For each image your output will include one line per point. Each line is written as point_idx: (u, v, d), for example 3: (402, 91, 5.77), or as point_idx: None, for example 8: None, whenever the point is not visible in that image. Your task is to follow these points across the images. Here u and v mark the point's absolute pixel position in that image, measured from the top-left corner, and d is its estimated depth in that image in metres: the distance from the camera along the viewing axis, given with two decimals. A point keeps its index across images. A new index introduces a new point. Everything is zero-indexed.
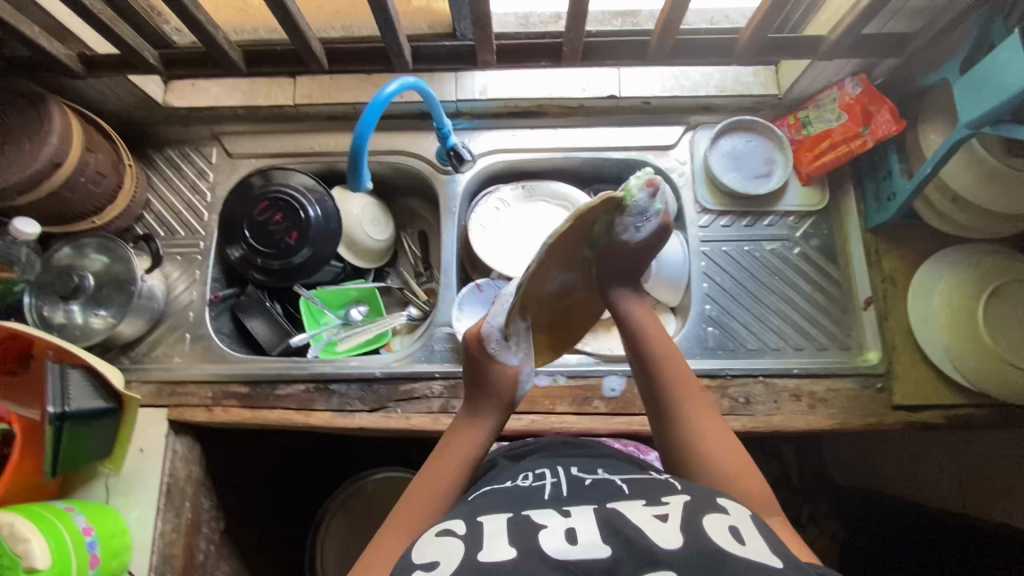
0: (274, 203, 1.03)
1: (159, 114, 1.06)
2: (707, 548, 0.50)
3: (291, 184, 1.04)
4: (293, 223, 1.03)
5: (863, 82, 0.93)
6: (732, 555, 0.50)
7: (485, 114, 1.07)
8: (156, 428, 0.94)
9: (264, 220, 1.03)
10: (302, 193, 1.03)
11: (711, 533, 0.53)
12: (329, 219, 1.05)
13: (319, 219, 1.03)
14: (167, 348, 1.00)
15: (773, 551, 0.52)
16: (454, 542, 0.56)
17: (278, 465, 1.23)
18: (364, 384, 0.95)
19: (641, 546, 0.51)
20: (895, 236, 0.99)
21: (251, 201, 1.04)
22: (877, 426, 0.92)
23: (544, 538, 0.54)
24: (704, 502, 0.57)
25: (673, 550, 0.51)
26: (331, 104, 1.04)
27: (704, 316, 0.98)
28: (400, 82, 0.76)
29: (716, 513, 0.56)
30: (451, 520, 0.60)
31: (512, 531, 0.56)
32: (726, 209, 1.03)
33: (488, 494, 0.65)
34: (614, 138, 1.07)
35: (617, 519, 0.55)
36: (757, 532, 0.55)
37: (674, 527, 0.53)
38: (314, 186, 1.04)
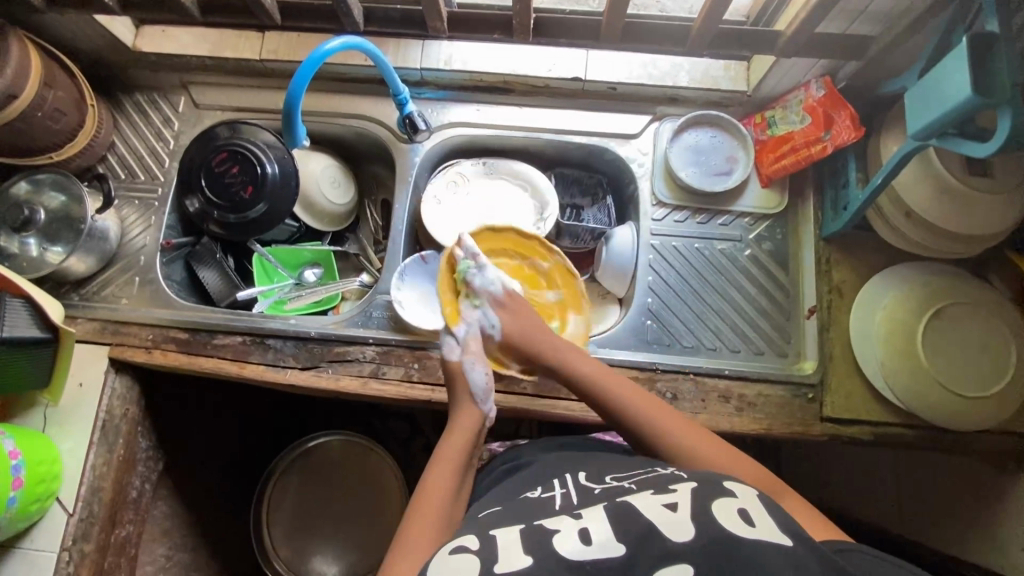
0: (233, 156, 1.03)
1: (128, 57, 1.07)
2: (720, 535, 0.53)
3: (258, 140, 1.04)
4: (249, 177, 1.03)
5: (827, 85, 0.90)
6: (746, 537, 0.53)
7: (450, 86, 1.06)
8: (96, 364, 0.97)
9: (222, 174, 1.04)
10: (262, 150, 1.03)
11: (722, 519, 0.55)
12: (287, 178, 1.05)
13: (276, 176, 1.03)
14: (116, 290, 1.02)
15: (782, 526, 0.55)
16: (468, 556, 0.57)
17: (226, 415, 1.25)
18: (299, 342, 0.96)
19: (656, 542, 0.54)
20: (848, 246, 0.97)
21: (212, 153, 1.04)
22: (804, 435, 0.90)
23: (558, 543, 0.56)
24: (711, 489, 0.60)
25: (686, 542, 0.53)
26: (296, 61, 1.04)
27: (645, 309, 0.98)
28: (343, 41, 0.77)
29: (724, 497, 0.58)
30: (464, 536, 0.62)
31: (525, 539, 0.58)
32: (681, 204, 1.02)
33: (502, 509, 0.68)
34: (577, 122, 1.06)
35: (628, 517, 0.57)
36: (765, 509, 0.57)
37: (685, 518, 0.56)
38: (274, 144, 1.04)
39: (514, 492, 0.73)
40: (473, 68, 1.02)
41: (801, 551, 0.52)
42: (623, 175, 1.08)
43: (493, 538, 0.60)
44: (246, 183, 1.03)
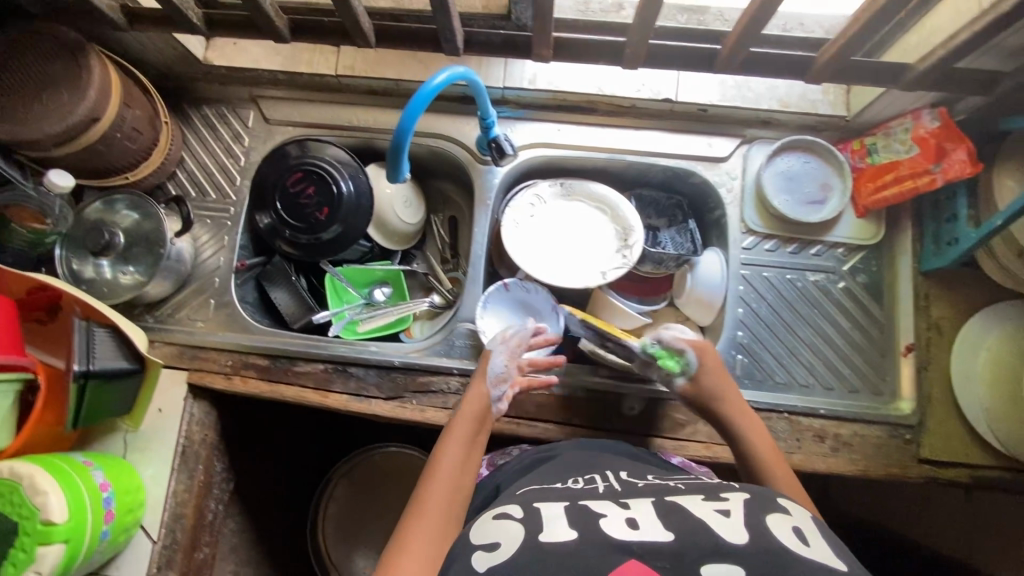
0: (307, 176, 1.00)
1: (198, 70, 1.04)
2: (774, 546, 0.54)
3: (335, 158, 1.01)
4: (322, 194, 1.00)
5: (942, 116, 0.86)
6: (800, 555, 0.53)
7: (531, 105, 1.03)
8: (176, 391, 0.95)
9: (298, 194, 1.01)
10: (334, 167, 1.00)
11: (773, 530, 0.56)
12: (362, 196, 1.02)
13: (351, 195, 1.00)
14: (191, 312, 1.00)
15: (839, 556, 0.55)
16: (512, 523, 0.61)
17: (289, 430, 1.25)
18: (381, 371, 0.94)
19: (706, 541, 0.55)
20: (949, 282, 0.93)
21: (290, 173, 1.01)
22: (900, 477, 0.89)
23: (605, 525, 0.58)
24: (764, 501, 0.60)
25: (741, 545, 0.54)
26: (373, 78, 1.00)
27: (735, 343, 0.95)
28: (449, 74, 0.75)
29: (778, 513, 0.59)
30: (507, 505, 0.65)
31: (571, 515, 0.61)
32: (773, 233, 0.98)
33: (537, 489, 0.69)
34: (663, 144, 1.02)
35: (678, 515, 0.59)
36: (821, 535, 0.57)
37: (737, 523, 0.57)
38: (347, 161, 1.01)
39: (552, 472, 0.75)
40: (560, 88, 0.99)
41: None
42: (708, 199, 1.04)
43: (537, 510, 0.63)
44: (321, 203, 1.00)
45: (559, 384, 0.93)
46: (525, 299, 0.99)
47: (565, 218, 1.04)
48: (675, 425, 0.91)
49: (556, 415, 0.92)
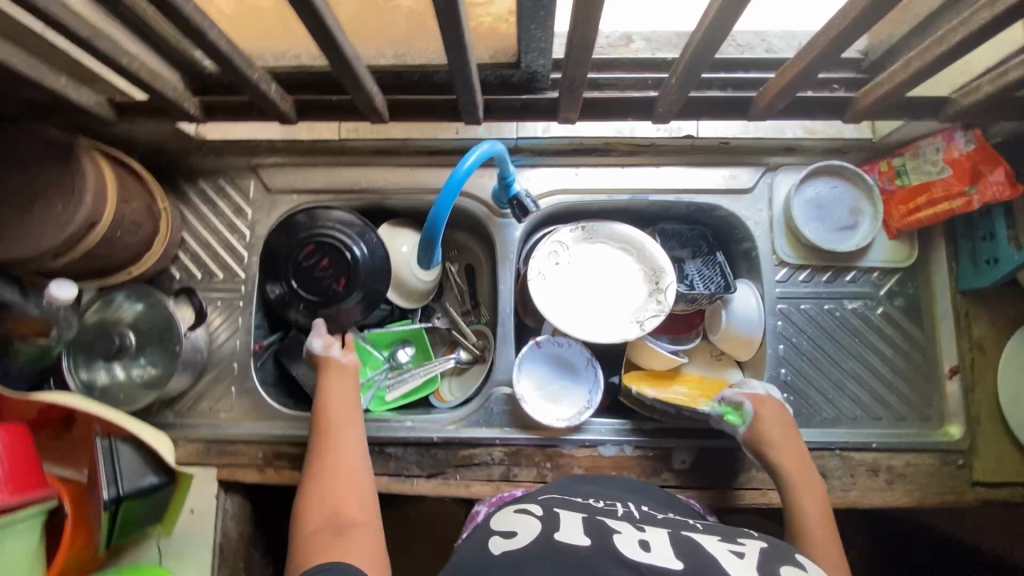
0: (320, 248, 0.94)
1: (191, 144, 0.98)
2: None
3: (344, 222, 0.96)
4: (337, 263, 0.94)
5: (978, 138, 0.83)
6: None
7: (546, 151, 0.99)
8: (207, 489, 0.91)
9: (314, 266, 0.95)
10: (342, 232, 0.94)
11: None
12: (378, 257, 0.96)
13: (365, 259, 0.95)
14: (212, 403, 0.95)
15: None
16: (529, 525, 0.63)
17: None
18: (420, 448, 0.91)
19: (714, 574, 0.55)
20: (988, 300, 0.92)
21: (301, 245, 0.95)
22: (955, 504, 0.88)
23: (619, 541, 0.59)
24: (781, 553, 0.60)
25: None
26: (380, 138, 0.97)
27: (779, 381, 0.94)
28: (479, 154, 0.74)
29: (793, 566, 0.58)
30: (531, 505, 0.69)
31: (588, 528, 0.62)
32: (806, 263, 0.96)
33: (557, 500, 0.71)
34: (686, 179, 0.98)
35: (691, 547, 0.59)
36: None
37: (750, 565, 0.57)
38: (354, 222, 0.95)
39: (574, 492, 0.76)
40: (578, 132, 0.96)
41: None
42: (734, 231, 1.01)
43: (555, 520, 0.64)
44: (338, 272, 0.95)
45: (607, 443, 0.90)
46: (559, 353, 0.96)
47: (591, 264, 1.01)
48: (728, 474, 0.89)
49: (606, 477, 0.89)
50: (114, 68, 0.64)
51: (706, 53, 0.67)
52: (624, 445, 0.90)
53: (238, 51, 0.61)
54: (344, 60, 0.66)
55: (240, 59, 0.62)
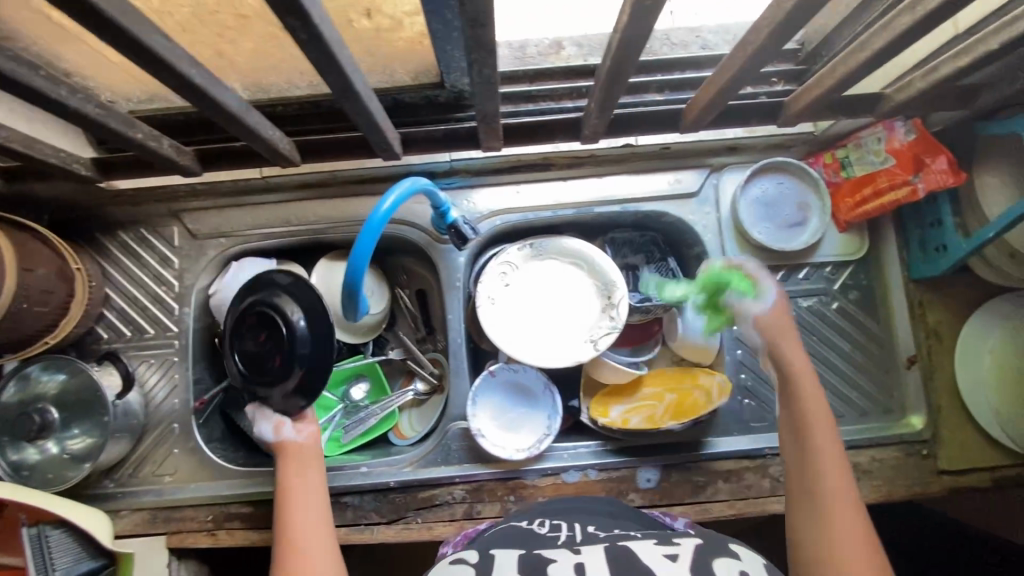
0: (258, 318, 0.76)
1: (103, 195, 0.91)
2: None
3: (281, 290, 0.77)
4: (275, 343, 0.75)
5: (917, 126, 0.81)
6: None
7: (482, 170, 0.95)
8: (157, 559, 0.86)
9: (254, 354, 0.76)
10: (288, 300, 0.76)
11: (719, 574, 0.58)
12: (315, 320, 0.76)
13: (308, 334, 0.76)
14: (155, 467, 0.90)
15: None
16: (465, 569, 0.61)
17: None
18: (378, 494, 0.87)
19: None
20: (942, 286, 0.91)
21: (237, 326, 0.77)
22: (923, 495, 0.88)
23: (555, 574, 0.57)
24: (712, 545, 0.63)
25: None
26: (305, 171, 0.92)
27: (739, 387, 0.92)
28: (399, 196, 0.67)
29: (727, 558, 0.61)
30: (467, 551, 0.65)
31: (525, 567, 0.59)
32: (757, 264, 0.94)
33: (499, 532, 0.68)
34: (631, 188, 0.95)
35: (627, 564, 0.58)
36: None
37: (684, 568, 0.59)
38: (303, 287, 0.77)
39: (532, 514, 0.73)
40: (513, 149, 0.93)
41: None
42: (685, 235, 0.99)
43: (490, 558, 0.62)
44: (278, 357, 0.75)
45: (570, 470, 0.88)
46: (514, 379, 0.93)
47: (541, 283, 0.97)
48: (695, 489, 0.87)
49: None
50: None
51: (616, 85, 0.63)
52: (588, 469, 0.88)
53: (113, 114, 0.56)
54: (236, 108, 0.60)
55: (118, 122, 0.56)
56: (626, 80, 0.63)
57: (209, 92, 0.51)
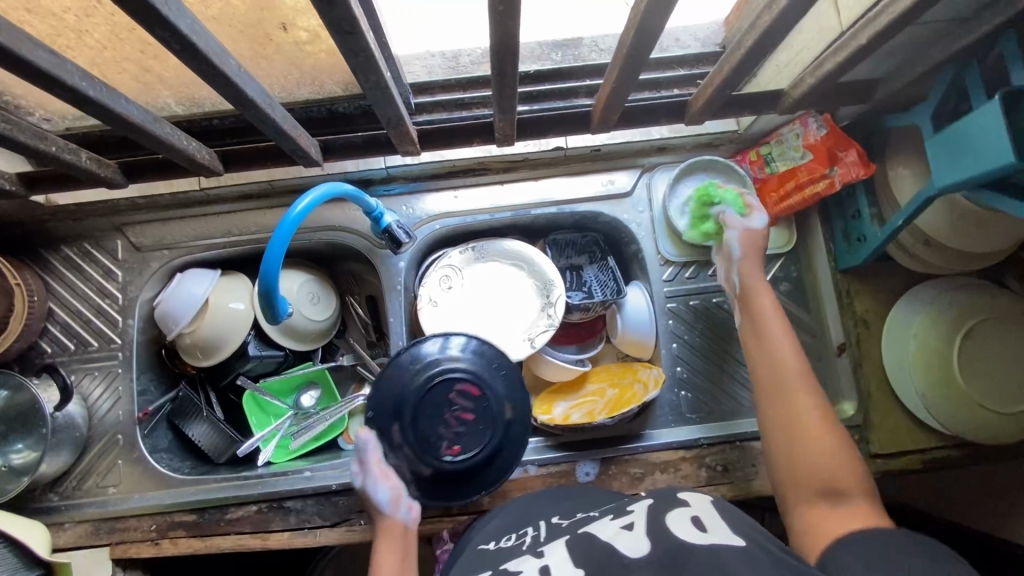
0: (457, 385, 0.78)
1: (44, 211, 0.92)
2: (671, 545, 0.52)
3: (458, 351, 0.81)
4: (484, 411, 0.79)
5: (828, 122, 0.85)
6: (696, 545, 0.52)
7: (421, 176, 0.97)
8: (100, 570, 0.86)
9: (444, 420, 0.78)
10: (474, 364, 0.80)
11: (675, 529, 0.55)
12: (506, 389, 0.80)
13: (496, 394, 0.79)
14: (99, 479, 0.91)
15: (737, 533, 0.54)
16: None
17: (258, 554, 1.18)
18: (321, 498, 0.88)
19: (615, 564, 0.53)
20: (867, 275, 0.94)
21: (437, 389, 0.78)
22: None
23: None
24: (666, 502, 0.60)
25: (640, 558, 0.52)
26: (244, 182, 0.93)
27: (676, 379, 0.94)
28: (313, 195, 0.69)
29: (679, 507, 0.59)
30: None
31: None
32: (690, 260, 0.96)
33: (473, 554, 0.68)
34: (566, 190, 0.98)
35: (586, 542, 0.58)
36: (720, 517, 0.57)
37: (641, 535, 0.56)
38: (487, 349, 0.81)
39: (499, 530, 0.73)
40: (446, 156, 0.95)
41: (754, 550, 0.50)
42: (621, 235, 1.01)
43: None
44: (487, 429, 0.79)
45: None
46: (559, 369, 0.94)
47: (482, 285, 0.99)
48: (633, 481, 0.88)
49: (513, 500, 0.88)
50: None
51: (510, 92, 0.66)
52: (528, 465, 0.89)
53: (19, 128, 0.57)
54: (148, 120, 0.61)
55: (28, 135, 0.58)
56: (517, 84, 0.65)
57: (108, 104, 0.53)
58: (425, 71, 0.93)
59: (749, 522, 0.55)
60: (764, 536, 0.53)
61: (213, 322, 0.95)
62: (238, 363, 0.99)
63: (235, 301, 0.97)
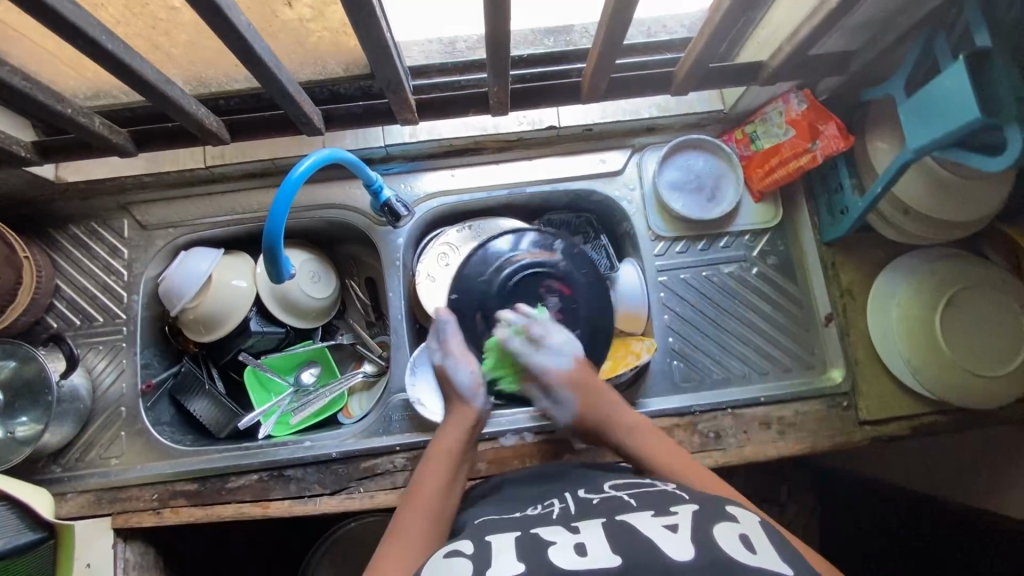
0: (553, 279, 0.88)
1: (53, 189, 0.95)
2: (719, 554, 0.54)
3: (556, 251, 0.90)
4: (572, 309, 0.89)
5: (808, 97, 0.88)
6: (745, 562, 0.54)
7: (418, 156, 1.01)
8: (101, 539, 0.87)
9: (533, 308, 0.88)
10: (570, 263, 0.89)
11: (720, 541, 0.56)
12: (592, 294, 0.90)
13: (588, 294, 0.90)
14: (102, 450, 0.92)
15: (782, 559, 0.55)
16: (461, 559, 0.58)
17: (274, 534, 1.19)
18: (321, 467, 0.89)
19: (655, 559, 0.54)
20: (852, 247, 0.97)
21: (527, 281, 0.88)
22: (845, 445, 0.92)
23: (555, 554, 0.57)
24: (712, 513, 0.61)
25: (688, 561, 0.54)
26: (248, 162, 0.96)
27: (668, 349, 0.97)
28: (315, 158, 0.72)
29: (725, 522, 0.60)
30: (460, 541, 0.63)
31: (524, 547, 0.59)
32: (680, 234, 1.00)
33: (497, 519, 0.68)
34: (559, 169, 1.01)
35: (627, 535, 0.59)
36: (764, 538, 0.58)
37: (686, 538, 0.57)
38: (580, 252, 0.91)
39: (510, 501, 0.73)
40: (442, 134, 0.98)
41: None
42: (613, 213, 1.04)
43: (489, 543, 0.61)
44: (574, 324, 0.90)
45: (507, 433, 0.91)
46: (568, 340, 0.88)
47: None
48: None
49: (510, 466, 0.90)
50: None
51: (504, 57, 0.69)
52: (524, 433, 0.91)
53: (37, 88, 0.60)
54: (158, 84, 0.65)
55: (46, 95, 0.62)
56: (510, 49, 0.68)
57: (123, 60, 0.56)
58: (423, 55, 0.94)
59: (791, 551, 0.57)
60: (801, 568, 0.55)
61: (218, 298, 0.97)
62: (240, 339, 1.01)
63: (237, 279, 0.99)
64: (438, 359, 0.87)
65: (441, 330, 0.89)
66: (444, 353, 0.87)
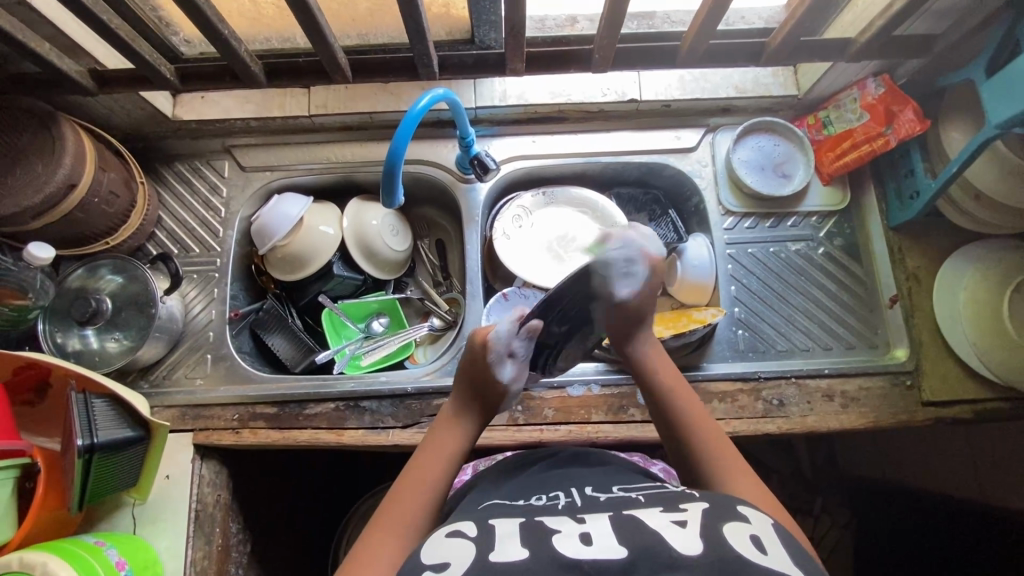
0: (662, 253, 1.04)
1: (168, 127, 1.04)
2: (729, 555, 0.47)
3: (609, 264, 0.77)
4: None
5: (885, 82, 0.93)
6: (755, 563, 0.47)
7: (503, 121, 1.07)
8: (181, 454, 0.91)
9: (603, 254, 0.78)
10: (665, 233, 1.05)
11: (732, 541, 0.50)
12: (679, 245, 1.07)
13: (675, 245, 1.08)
14: (188, 371, 0.97)
15: (797, 564, 0.49)
16: (464, 540, 0.53)
17: (312, 484, 1.20)
18: (395, 400, 0.93)
19: (659, 554, 0.48)
20: (918, 234, 1.00)
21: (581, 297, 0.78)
22: (909, 423, 0.92)
23: (558, 542, 0.51)
24: (723, 509, 0.54)
25: (695, 556, 0.48)
26: (347, 113, 1.03)
27: (734, 319, 1.00)
28: (433, 95, 0.79)
29: (736, 521, 0.52)
30: (461, 522, 0.57)
31: (524, 533, 0.53)
32: (749, 211, 1.04)
33: (497, 504, 0.62)
34: (635, 142, 1.06)
35: (633, 526, 0.52)
36: (780, 542, 0.51)
37: (694, 534, 0.50)
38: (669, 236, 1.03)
39: (512, 490, 0.67)
40: (530, 100, 1.03)
41: None
42: (684, 188, 1.08)
43: (491, 528, 0.55)
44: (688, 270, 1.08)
45: (575, 384, 0.94)
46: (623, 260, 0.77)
47: (551, 225, 1.06)
48: None
49: (576, 415, 0.92)
50: (97, 27, 0.71)
51: (619, 15, 0.75)
52: (591, 385, 0.94)
53: (208, 4, 0.69)
54: (308, 13, 0.71)
55: (212, 13, 0.70)
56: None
57: None
58: None
59: (809, 558, 0.50)
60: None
61: (306, 240, 1.01)
62: (319, 282, 1.05)
63: (325, 225, 1.04)
64: (494, 360, 0.74)
65: (511, 333, 0.75)
66: (504, 361, 0.75)
